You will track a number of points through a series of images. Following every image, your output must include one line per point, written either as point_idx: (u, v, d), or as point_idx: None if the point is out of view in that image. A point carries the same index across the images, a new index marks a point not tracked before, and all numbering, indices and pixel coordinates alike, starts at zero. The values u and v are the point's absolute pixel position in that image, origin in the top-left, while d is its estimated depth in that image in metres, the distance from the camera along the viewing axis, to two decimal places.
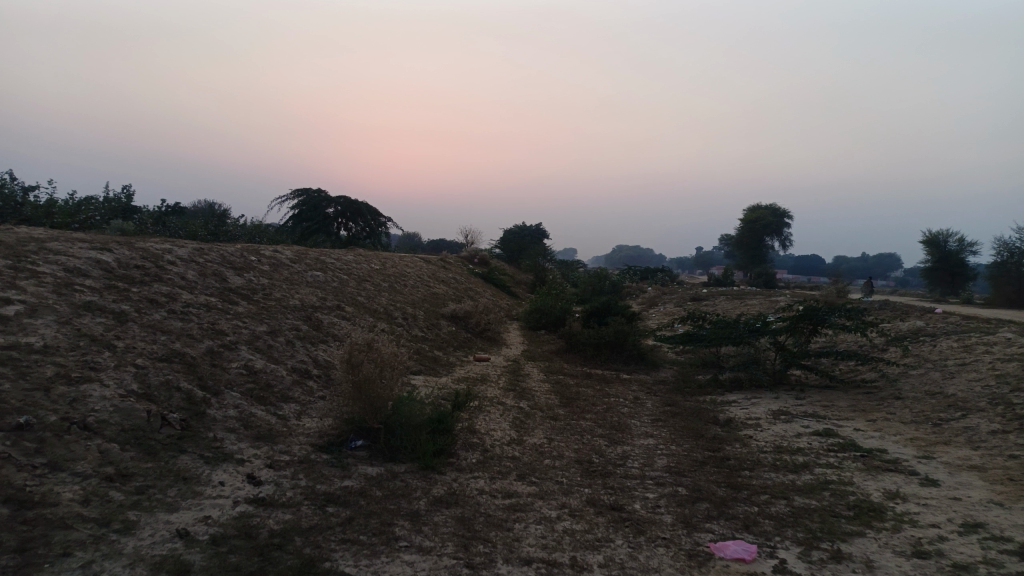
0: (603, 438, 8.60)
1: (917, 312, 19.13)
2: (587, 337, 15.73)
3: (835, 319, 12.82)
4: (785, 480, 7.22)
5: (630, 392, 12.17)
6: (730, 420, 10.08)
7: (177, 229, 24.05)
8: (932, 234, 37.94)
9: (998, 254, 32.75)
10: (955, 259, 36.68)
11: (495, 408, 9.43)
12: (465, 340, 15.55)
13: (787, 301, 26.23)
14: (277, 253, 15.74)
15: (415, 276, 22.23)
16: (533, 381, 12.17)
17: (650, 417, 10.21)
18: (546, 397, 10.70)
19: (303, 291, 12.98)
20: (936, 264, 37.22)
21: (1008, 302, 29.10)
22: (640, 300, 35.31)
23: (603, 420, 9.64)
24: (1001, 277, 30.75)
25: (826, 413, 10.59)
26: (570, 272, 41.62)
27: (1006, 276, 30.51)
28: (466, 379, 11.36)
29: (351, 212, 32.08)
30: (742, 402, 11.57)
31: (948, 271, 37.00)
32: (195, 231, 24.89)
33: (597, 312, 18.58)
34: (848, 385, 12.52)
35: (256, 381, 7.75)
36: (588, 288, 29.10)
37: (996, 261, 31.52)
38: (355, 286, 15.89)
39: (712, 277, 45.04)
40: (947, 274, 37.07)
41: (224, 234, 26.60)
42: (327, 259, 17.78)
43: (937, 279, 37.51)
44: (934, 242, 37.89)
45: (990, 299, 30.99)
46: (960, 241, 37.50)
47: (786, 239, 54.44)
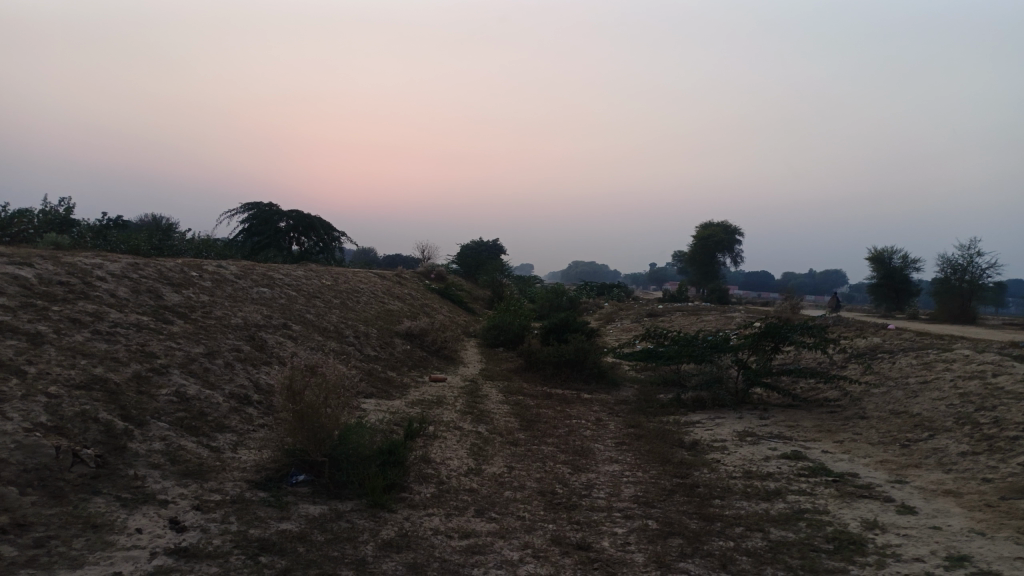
0: (566, 465, 8.12)
1: (872, 328, 19.18)
2: (547, 355, 15.28)
3: (798, 337, 12.62)
4: (759, 510, 6.82)
5: (591, 413, 11.73)
6: (696, 443, 9.70)
7: (119, 242, 22.95)
8: (878, 251, 38.63)
9: (942, 271, 33.45)
10: (900, 276, 37.41)
11: (451, 434, 8.87)
12: (420, 359, 14.95)
13: (743, 318, 26.24)
14: (221, 268, 14.94)
15: (369, 292, 21.55)
16: (491, 402, 11.65)
17: (614, 440, 9.78)
18: (504, 421, 10.19)
19: (247, 309, 12.25)
20: (883, 280, 37.92)
21: (952, 318, 29.64)
22: (597, 316, 35.08)
23: (566, 445, 9.17)
24: (946, 294, 31.35)
25: (792, 434, 10.31)
26: (527, 288, 41.24)
27: (951, 292, 31.11)
28: (420, 402, 10.78)
29: (304, 226, 31.20)
30: (706, 423, 11.23)
31: (894, 287, 37.71)
32: (138, 245, 23.78)
33: (557, 329, 18.17)
34: (811, 404, 12.30)
35: (187, 409, 7.06)
36: (545, 304, 28.69)
37: (941, 278, 32.16)
38: (305, 303, 15.18)
39: (666, 293, 45.13)
40: (891, 291, 37.83)
41: (168, 249, 25.49)
42: (276, 274, 17.01)
43: (881, 295, 38.26)
44: (880, 259, 38.61)
45: (936, 315, 31.55)
46: (903, 258, 38.31)
47: (738, 256, 55.13)
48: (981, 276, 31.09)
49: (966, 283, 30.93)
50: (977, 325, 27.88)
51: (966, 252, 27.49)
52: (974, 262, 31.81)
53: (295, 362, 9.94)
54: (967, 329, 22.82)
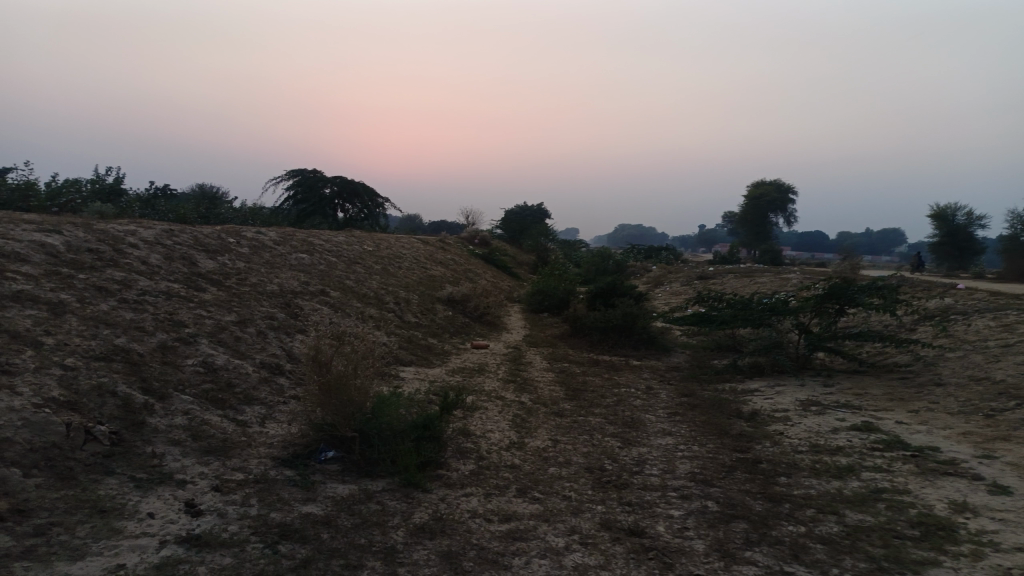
0: (615, 438, 7.57)
1: (940, 288, 17.98)
2: (593, 320, 14.67)
3: (866, 299, 11.71)
4: (830, 491, 6.17)
5: (641, 381, 11.13)
6: (755, 413, 9.04)
7: (165, 211, 23.00)
8: (940, 207, 36.57)
9: (1011, 227, 31.51)
10: (964, 234, 35.43)
11: (492, 405, 8.40)
12: (463, 326, 14.50)
13: (798, 279, 25.09)
14: (260, 234, 14.67)
15: (411, 257, 21.17)
16: (535, 370, 11.15)
17: (666, 410, 9.17)
18: (549, 390, 9.67)
19: (284, 275, 11.92)
20: (945, 239, 36.00)
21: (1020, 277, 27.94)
22: (644, 280, 34.22)
23: (614, 416, 8.61)
24: (1014, 252, 29.54)
25: (860, 403, 9.56)
26: (573, 252, 40.49)
27: (1020, 251, 29.24)
28: (461, 370, 10.33)
29: (348, 193, 30.93)
30: (765, 391, 10.53)
31: (957, 246, 35.78)
32: (184, 214, 23.86)
33: (603, 293, 17.51)
34: (879, 370, 11.46)
35: (214, 381, 6.70)
36: (590, 268, 27.96)
37: (1009, 235, 30.34)
38: (344, 269, 14.84)
39: (716, 255, 43.85)
40: (954, 249, 35.97)
41: (214, 217, 25.51)
42: (316, 240, 16.70)
43: (943, 253, 36.43)
44: (942, 216, 36.56)
45: (1003, 274, 29.80)
46: (967, 215, 36.22)
47: (791, 216, 53.22)
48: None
49: None
50: None
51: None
52: None
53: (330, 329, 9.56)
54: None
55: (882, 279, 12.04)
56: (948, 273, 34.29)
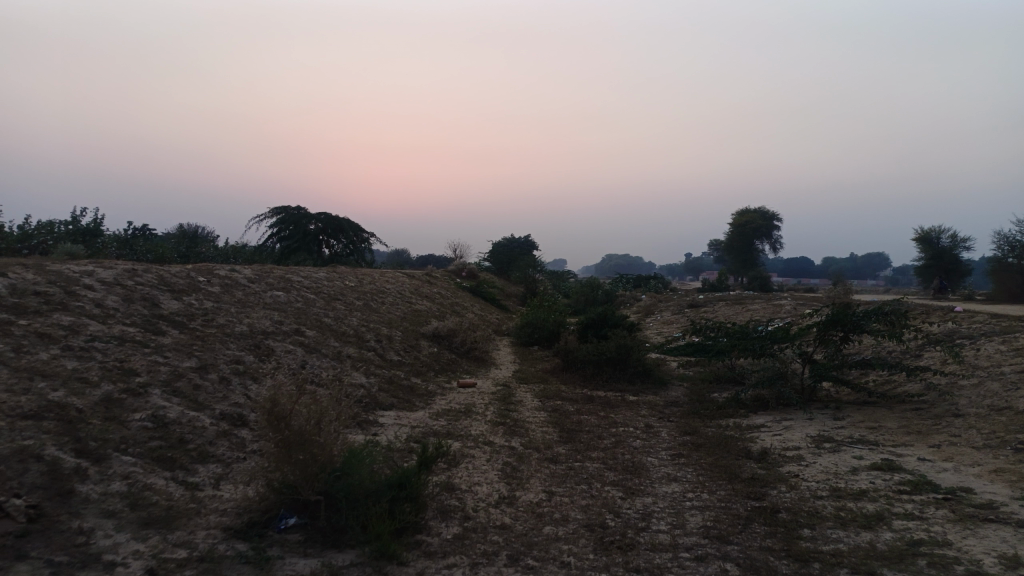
0: (616, 487, 6.85)
1: (940, 311, 17.42)
2: (586, 354, 13.98)
3: (872, 325, 11.10)
4: (862, 545, 5.46)
5: (639, 419, 10.43)
6: (766, 452, 8.33)
7: (142, 251, 22.25)
8: (924, 230, 36.27)
9: (1000, 248, 31.22)
10: (949, 256, 35.15)
11: (480, 453, 7.66)
12: (449, 363, 13.76)
13: (792, 306, 24.53)
14: (233, 273, 13.97)
15: (395, 293, 20.47)
16: (525, 410, 10.42)
17: (669, 452, 8.46)
18: (542, 432, 8.95)
19: (256, 314, 11.19)
20: (931, 261, 35.71)
21: (1011, 297, 27.55)
22: (634, 309, 33.60)
23: (614, 461, 7.88)
24: (1003, 273, 29.19)
25: (876, 438, 8.89)
26: (561, 284, 39.92)
27: (1009, 272, 28.89)
28: (447, 412, 9.59)
29: (332, 229, 30.28)
30: (773, 426, 9.84)
31: (943, 268, 35.48)
32: (163, 254, 23.11)
33: (595, 324, 16.85)
34: (890, 400, 10.80)
35: (164, 438, 5.94)
36: (579, 299, 27.30)
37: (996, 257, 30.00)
38: (323, 306, 14.12)
39: (705, 283, 43.36)
40: (941, 271, 35.62)
41: (194, 256, 24.76)
42: (294, 277, 16.00)
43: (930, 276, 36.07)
44: (927, 239, 36.22)
45: (993, 295, 29.41)
46: (952, 237, 36.01)
47: (778, 242, 53.03)
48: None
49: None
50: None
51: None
52: None
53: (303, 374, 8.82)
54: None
55: (888, 303, 11.44)
56: (937, 295, 33.90)
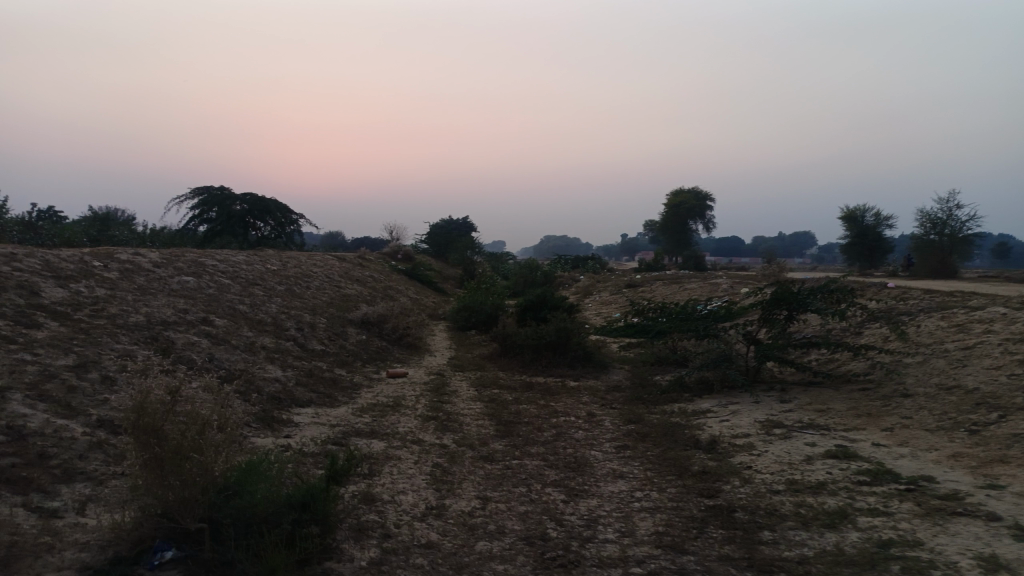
0: (557, 489, 6.17)
1: (875, 288, 17.40)
2: (524, 338, 13.31)
3: (818, 303, 10.75)
4: (829, 549, 4.92)
5: (581, 407, 9.81)
6: (715, 441, 7.82)
7: (47, 235, 20.45)
8: (850, 209, 36.87)
9: (922, 226, 31.95)
10: (873, 234, 35.87)
11: (406, 454, 6.87)
12: (379, 351, 12.88)
13: (729, 285, 24.42)
14: (137, 257, 12.70)
15: (323, 276, 19.35)
16: (459, 400, 9.67)
17: (613, 443, 7.85)
18: (477, 426, 8.23)
19: (159, 302, 10.07)
20: (856, 239, 36.41)
21: (932, 274, 28.24)
22: (573, 290, 33.19)
23: (555, 457, 7.22)
24: (924, 250, 29.89)
25: (826, 422, 8.50)
26: (500, 266, 39.22)
27: (930, 249, 29.56)
28: (373, 407, 8.76)
29: (259, 210, 28.73)
30: (720, 412, 9.37)
31: (867, 245, 36.24)
32: (71, 238, 21.32)
33: (533, 307, 16.20)
34: (836, 380, 10.48)
35: (19, 454, 4.94)
36: (517, 281, 26.61)
37: (918, 234, 30.69)
38: (239, 293, 13.01)
39: (641, 262, 43.35)
40: (865, 249, 36.38)
41: (107, 240, 22.98)
42: (209, 261, 14.77)
43: (854, 254, 36.83)
44: (853, 217, 36.83)
45: (914, 272, 30.12)
46: (876, 215, 36.81)
47: (711, 222, 53.63)
48: (960, 229, 29.50)
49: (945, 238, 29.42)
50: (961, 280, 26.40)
51: (944, 203, 25.96)
52: (953, 216, 30.27)
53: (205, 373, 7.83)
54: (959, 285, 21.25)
55: (833, 281, 11.10)
56: (862, 273, 34.62)
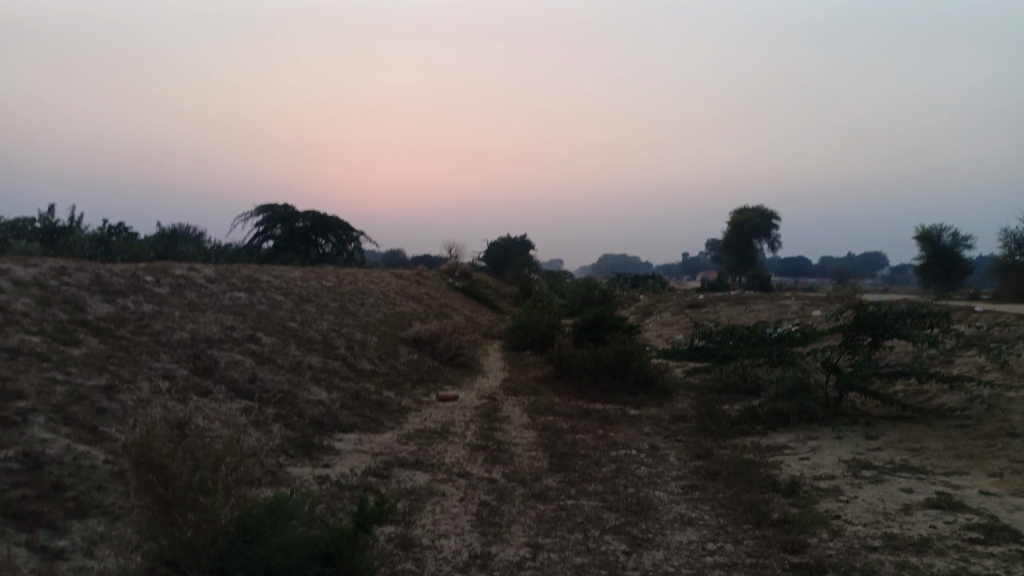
0: (618, 536, 5.50)
1: (962, 311, 16.08)
2: (582, 360, 12.64)
3: (907, 329, 9.76)
4: None
5: (642, 438, 9.10)
6: (795, 483, 7.00)
7: (116, 251, 20.83)
8: (924, 229, 34.93)
9: (1005, 246, 29.90)
10: (950, 255, 33.82)
11: (452, 489, 6.31)
12: (430, 372, 12.40)
13: (798, 306, 23.16)
14: (191, 273, 12.59)
15: (378, 294, 19.07)
16: (511, 427, 9.08)
17: (680, 482, 7.12)
18: (530, 458, 7.62)
19: (207, 318, 9.82)
20: (932, 260, 34.38)
21: (1017, 297, 26.29)
22: (632, 310, 32.26)
23: (615, 496, 6.54)
24: (1008, 271, 27.92)
25: (922, 463, 7.56)
26: (558, 284, 38.56)
27: (1016, 270, 27.57)
28: (420, 433, 8.25)
29: (321, 227, 28.82)
30: (798, 448, 8.51)
31: (944, 266, 34.17)
32: (139, 253, 21.69)
33: (591, 327, 15.52)
34: (927, 414, 9.45)
35: (32, 485, 4.57)
36: (574, 301, 25.92)
37: (1002, 255, 28.71)
38: (291, 309, 12.75)
39: (704, 281, 42.02)
40: (942, 270, 34.33)
41: (174, 255, 23.32)
42: (263, 277, 14.63)
43: (930, 275, 34.82)
44: (927, 237, 34.85)
45: (997, 295, 28.17)
46: (953, 235, 34.76)
47: (775, 241, 51.87)
48: None
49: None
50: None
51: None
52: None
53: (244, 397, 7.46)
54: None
55: (924, 304, 10.07)
56: (940, 294, 32.61)
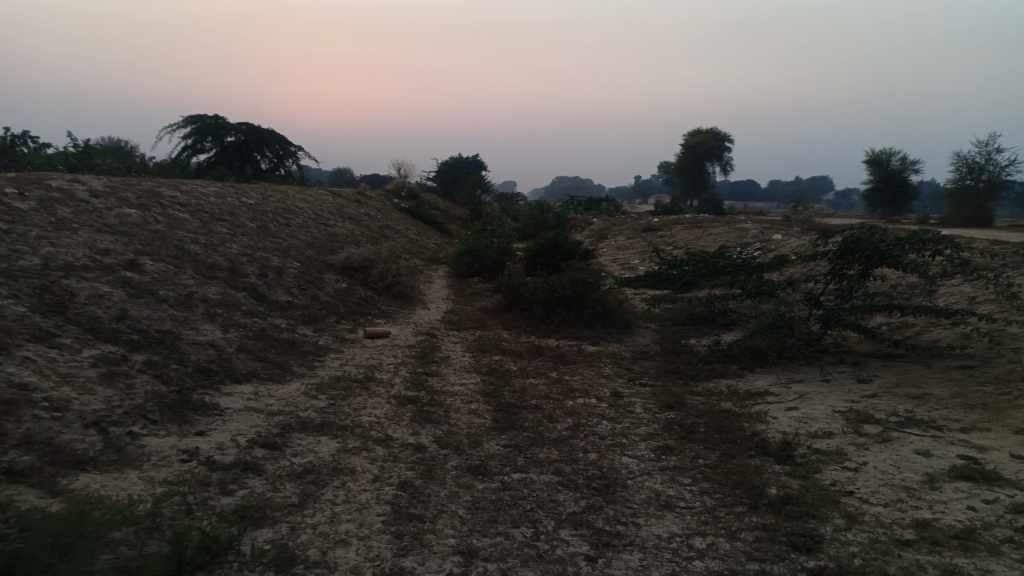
0: (579, 533, 4.14)
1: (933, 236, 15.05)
2: (533, 290, 11.20)
3: (903, 255, 8.51)
4: None
5: (604, 382, 7.78)
6: (790, 444, 5.77)
7: (17, 162, 18.29)
8: (874, 152, 34.06)
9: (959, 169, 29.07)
10: (898, 179, 33.07)
11: (362, 465, 4.85)
12: (361, 303, 10.83)
13: (758, 231, 22.00)
14: (74, 185, 10.56)
15: (311, 213, 17.17)
16: (450, 372, 7.64)
17: (653, 444, 5.82)
18: (469, 414, 6.22)
19: (76, 239, 7.99)
20: (880, 185, 33.60)
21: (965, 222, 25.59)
22: (585, 234, 30.86)
23: (574, 466, 5.20)
24: (958, 195, 27.16)
25: (932, 415, 6.40)
26: (509, 207, 36.84)
27: (965, 194, 26.91)
28: (337, 382, 6.74)
29: (255, 141, 26.26)
30: (784, 395, 7.30)
31: (889, 191, 33.46)
32: (44, 166, 19.16)
33: (543, 252, 14.07)
34: (922, 353, 8.33)
35: None
36: (526, 225, 24.38)
37: (954, 178, 27.89)
38: (196, 230, 10.91)
39: (658, 204, 40.79)
40: (890, 195, 33.58)
41: (87, 169, 20.83)
42: (169, 192, 12.65)
43: (877, 200, 34.09)
44: (876, 161, 34.03)
45: (945, 219, 27.47)
46: (902, 159, 33.96)
47: (727, 165, 50.86)
48: (1001, 174, 26.63)
49: (983, 183, 26.56)
50: (1001, 228, 23.70)
51: (987, 143, 23.21)
52: (994, 158, 27.39)
53: (100, 347, 5.81)
54: (1008, 234, 18.67)
55: (924, 229, 8.76)
56: (889, 219, 31.93)
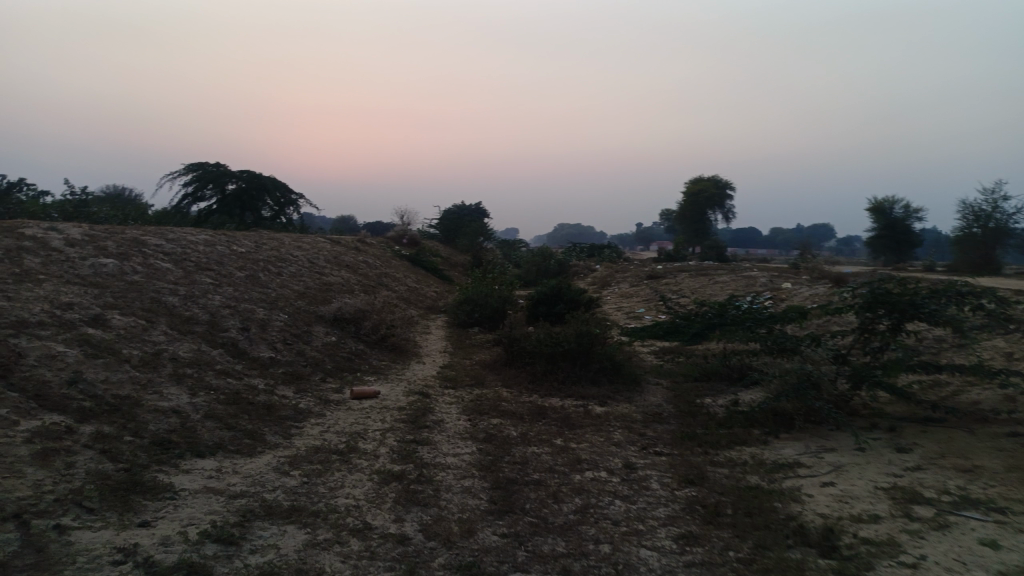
0: None
1: None
2: (536, 344, 10.48)
3: (939, 310, 7.79)
4: None
5: (614, 450, 7.02)
6: (834, 532, 4.98)
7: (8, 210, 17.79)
8: (876, 200, 33.64)
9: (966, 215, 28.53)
10: (902, 226, 32.53)
11: (332, 565, 4.07)
12: (351, 358, 10.11)
13: (765, 279, 21.34)
14: (49, 234, 9.97)
15: (306, 262, 16.57)
16: (443, 439, 6.88)
17: (674, 531, 5.04)
18: (461, 493, 5.45)
19: (37, 292, 7.33)
20: (883, 232, 33.05)
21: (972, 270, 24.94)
22: (588, 281, 30.23)
23: (583, 563, 4.42)
24: (966, 242, 26.54)
25: (991, 494, 5.60)
26: (512, 254, 36.32)
27: (971, 241, 26.32)
28: (314, 454, 5.99)
29: (257, 189, 25.83)
30: (817, 467, 6.52)
31: (893, 239, 32.89)
32: (37, 214, 18.66)
33: (546, 302, 13.39)
34: (964, 418, 7.55)
35: None
36: (528, 272, 23.77)
37: (961, 225, 27.31)
38: (177, 280, 10.27)
39: (661, 251, 40.30)
40: (894, 242, 33.00)
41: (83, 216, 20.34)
42: (154, 240, 12.06)
43: (881, 247, 33.51)
44: (880, 208, 33.58)
45: (951, 266, 26.81)
46: (904, 207, 33.53)
47: (730, 212, 50.58)
48: (1008, 220, 26.05)
49: (990, 230, 25.97)
50: (1011, 275, 22.97)
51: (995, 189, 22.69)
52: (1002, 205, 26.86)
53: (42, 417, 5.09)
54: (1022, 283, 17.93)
55: (960, 281, 8.07)
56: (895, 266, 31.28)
